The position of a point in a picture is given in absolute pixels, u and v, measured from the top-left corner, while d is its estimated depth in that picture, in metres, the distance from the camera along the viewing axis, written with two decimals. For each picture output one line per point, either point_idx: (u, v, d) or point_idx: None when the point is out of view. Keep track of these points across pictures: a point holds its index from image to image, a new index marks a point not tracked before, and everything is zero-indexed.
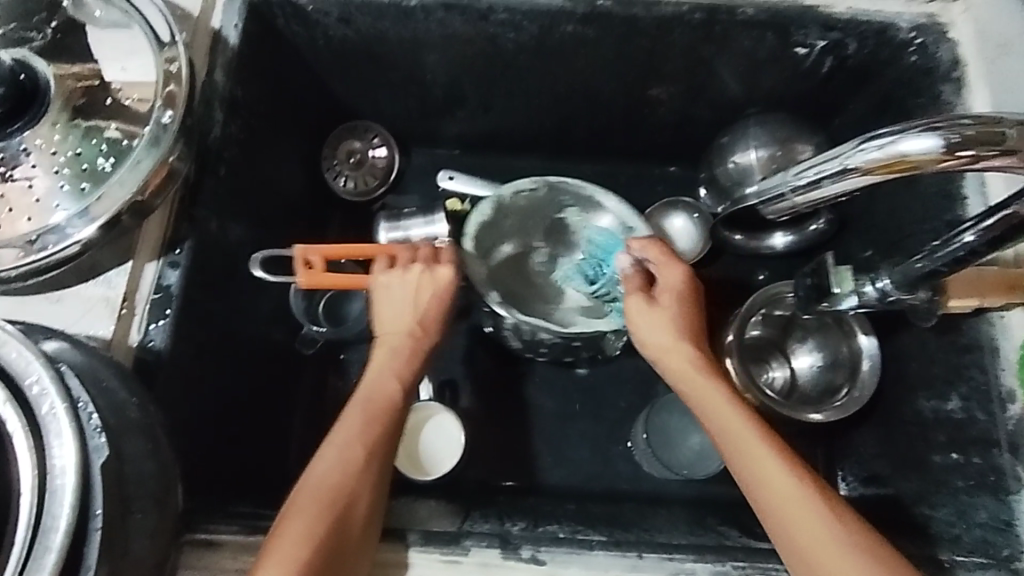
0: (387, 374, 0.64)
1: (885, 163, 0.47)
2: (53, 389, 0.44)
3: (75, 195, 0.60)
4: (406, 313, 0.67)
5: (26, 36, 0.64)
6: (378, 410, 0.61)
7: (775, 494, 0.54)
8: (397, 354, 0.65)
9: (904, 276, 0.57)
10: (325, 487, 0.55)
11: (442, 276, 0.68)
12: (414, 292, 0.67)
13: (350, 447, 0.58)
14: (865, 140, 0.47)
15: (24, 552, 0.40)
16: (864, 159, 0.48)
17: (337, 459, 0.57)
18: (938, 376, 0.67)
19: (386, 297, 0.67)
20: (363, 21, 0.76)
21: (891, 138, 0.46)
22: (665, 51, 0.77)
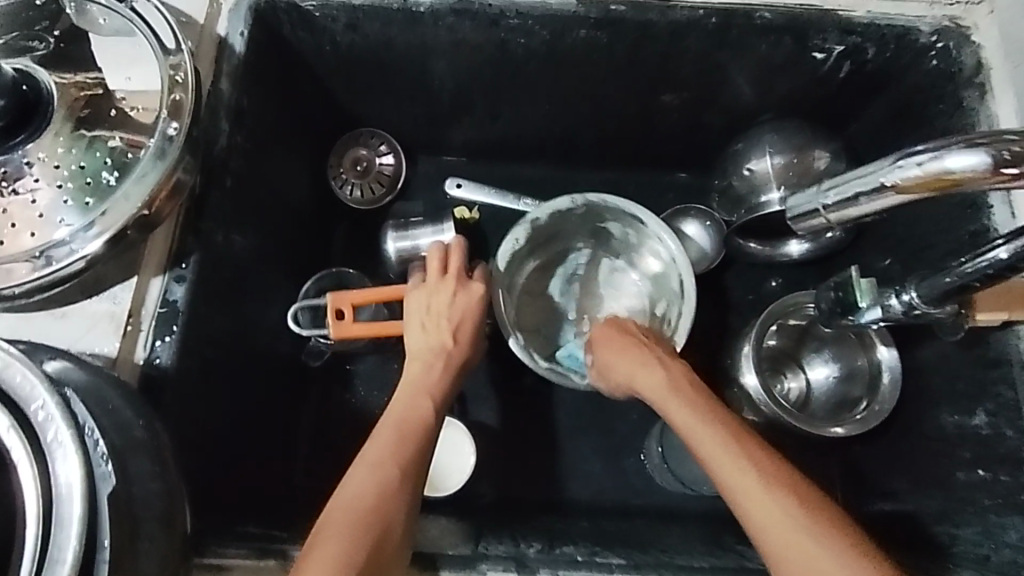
0: (418, 395, 0.65)
1: (926, 179, 0.45)
2: (57, 414, 0.43)
3: (79, 210, 0.58)
4: (441, 326, 0.70)
5: (28, 45, 0.62)
6: (411, 427, 0.61)
7: (766, 513, 0.50)
8: (431, 368, 0.68)
9: (932, 292, 0.55)
10: (361, 503, 0.54)
11: (474, 291, 0.73)
12: (449, 308, 0.72)
13: (385, 463, 0.57)
14: (903, 157, 0.45)
15: None
16: (903, 175, 0.45)
17: (370, 479, 0.56)
18: (962, 390, 0.66)
19: (422, 311, 0.71)
20: (371, 27, 0.74)
21: (933, 154, 0.44)
22: (679, 57, 0.75)
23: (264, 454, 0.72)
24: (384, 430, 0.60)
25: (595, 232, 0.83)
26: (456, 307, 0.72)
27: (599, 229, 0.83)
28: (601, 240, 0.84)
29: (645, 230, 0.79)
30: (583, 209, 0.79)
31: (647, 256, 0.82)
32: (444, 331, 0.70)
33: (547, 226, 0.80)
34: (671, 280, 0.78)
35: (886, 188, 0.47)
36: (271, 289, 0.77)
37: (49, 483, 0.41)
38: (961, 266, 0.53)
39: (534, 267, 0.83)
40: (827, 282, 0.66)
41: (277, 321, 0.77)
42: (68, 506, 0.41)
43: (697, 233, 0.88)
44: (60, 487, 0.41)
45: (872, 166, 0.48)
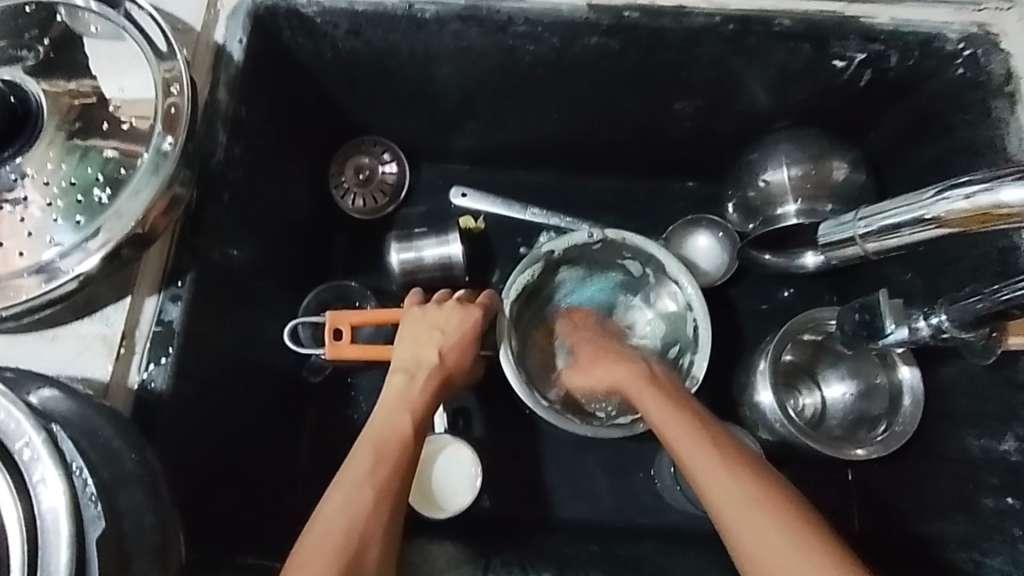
0: (399, 410, 0.62)
1: (970, 213, 0.44)
2: (43, 454, 0.41)
3: (70, 229, 0.56)
4: (428, 341, 0.68)
5: (16, 54, 0.59)
6: (388, 445, 0.58)
7: (723, 493, 0.53)
8: (413, 382, 0.65)
9: (963, 316, 0.53)
10: (334, 530, 0.52)
11: (472, 312, 0.71)
12: (439, 325, 0.69)
13: (360, 487, 0.54)
14: (948, 189, 0.45)
15: None
16: (947, 209, 0.46)
17: (344, 504, 0.53)
18: (990, 413, 0.63)
19: (412, 327, 0.69)
20: (374, 33, 0.71)
21: (981, 188, 0.43)
22: (694, 64, 0.73)
23: (262, 476, 0.70)
24: (360, 449, 0.58)
25: (609, 266, 0.82)
26: (448, 325, 0.70)
27: (614, 263, 0.81)
28: (612, 274, 0.83)
29: (664, 268, 0.78)
30: (599, 244, 0.78)
31: (663, 296, 0.80)
32: (430, 347, 0.68)
33: (560, 257, 0.79)
34: (686, 322, 0.77)
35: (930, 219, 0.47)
36: (270, 303, 0.74)
37: (37, 526, 0.39)
38: (999, 291, 0.50)
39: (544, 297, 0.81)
40: (853, 303, 0.64)
41: (275, 336, 0.75)
42: (54, 553, 0.39)
43: (708, 245, 0.86)
44: (47, 531, 0.39)
45: (921, 195, 0.48)
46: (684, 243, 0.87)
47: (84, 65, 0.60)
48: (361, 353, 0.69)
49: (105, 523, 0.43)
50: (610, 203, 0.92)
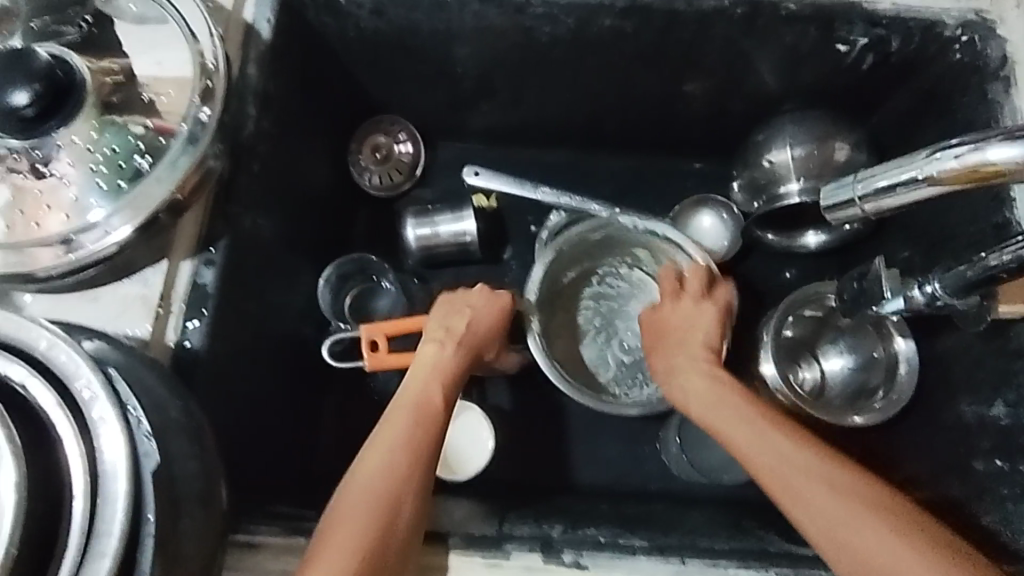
0: (432, 374, 0.66)
1: (962, 171, 0.46)
2: (101, 393, 0.44)
3: (111, 194, 0.59)
4: (460, 317, 0.72)
5: (59, 30, 0.62)
6: (426, 412, 0.61)
7: (800, 476, 0.56)
8: (444, 352, 0.68)
9: (954, 284, 0.56)
10: (381, 487, 0.54)
11: (500, 300, 0.75)
12: (470, 303, 0.73)
13: (404, 451, 0.57)
14: (938, 149, 0.47)
15: (78, 558, 0.40)
16: (938, 168, 0.47)
17: (386, 457, 0.56)
18: (983, 381, 0.66)
19: (445, 307, 0.73)
20: (396, 13, 0.74)
21: (972, 146, 0.45)
22: (704, 46, 0.76)
23: (289, 435, 0.73)
24: (399, 412, 0.60)
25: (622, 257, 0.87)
26: (477, 305, 0.73)
27: (628, 250, 0.86)
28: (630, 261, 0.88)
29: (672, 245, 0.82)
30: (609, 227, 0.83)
31: None
32: (463, 324, 0.71)
33: (574, 247, 0.84)
34: None
35: (921, 179, 0.49)
36: (294, 273, 0.78)
37: (97, 457, 0.42)
38: (987, 258, 0.53)
39: (568, 282, 0.86)
40: (852, 271, 0.67)
41: (300, 304, 0.78)
42: (114, 483, 0.42)
43: (714, 224, 0.89)
44: (105, 465, 0.42)
45: (911, 157, 0.49)
46: (690, 221, 0.90)
47: (117, 46, 0.64)
48: (398, 363, 0.72)
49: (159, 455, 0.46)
50: (621, 181, 0.95)
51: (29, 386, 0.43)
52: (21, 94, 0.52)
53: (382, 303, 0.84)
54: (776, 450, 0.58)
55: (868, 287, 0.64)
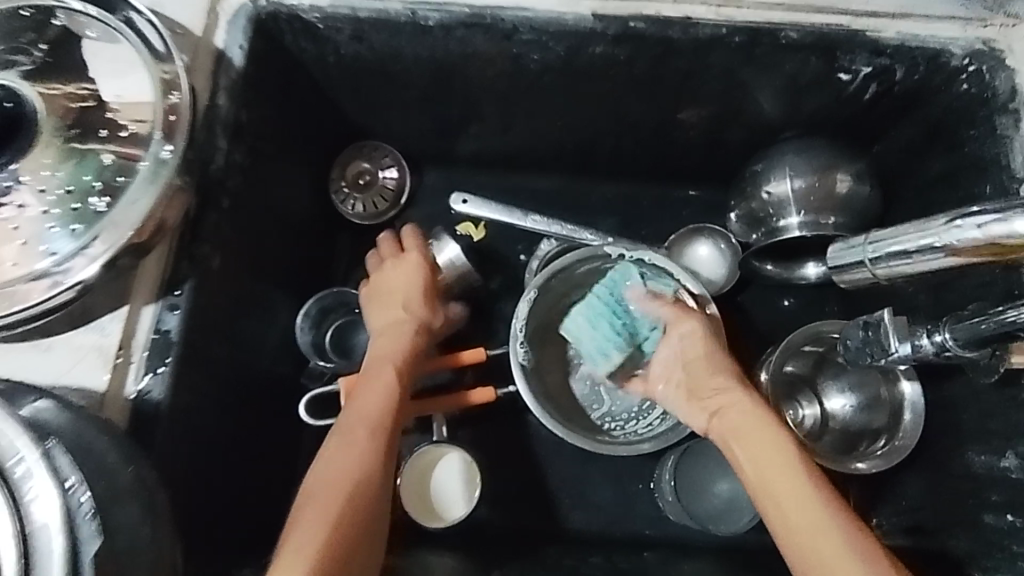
0: (381, 359, 0.69)
1: (985, 243, 0.45)
2: (37, 468, 0.40)
3: (66, 237, 0.55)
4: (390, 299, 0.76)
5: (13, 59, 0.59)
6: (370, 412, 0.64)
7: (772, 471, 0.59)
8: (384, 332, 0.73)
9: (971, 336, 0.52)
10: (342, 483, 0.58)
11: (410, 259, 0.78)
12: (390, 281, 0.77)
13: (356, 457, 0.60)
14: (961, 216, 0.46)
15: None
16: (960, 237, 0.46)
17: (342, 456, 0.60)
18: (992, 430, 0.63)
19: (373, 295, 0.77)
20: (377, 38, 0.71)
21: (996, 218, 0.44)
22: (700, 75, 0.72)
23: (261, 485, 0.69)
24: (354, 419, 0.63)
25: None
26: (396, 279, 0.77)
27: None
28: None
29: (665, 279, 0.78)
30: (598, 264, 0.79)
31: None
32: (391, 303, 0.76)
33: (559, 285, 0.80)
34: None
35: (941, 248, 0.47)
36: (270, 311, 0.74)
37: (32, 541, 0.39)
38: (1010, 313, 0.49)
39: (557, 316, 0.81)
40: (856, 320, 0.63)
41: (274, 343, 0.74)
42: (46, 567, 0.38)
43: (710, 255, 0.87)
44: (38, 548, 0.39)
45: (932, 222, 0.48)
46: (685, 251, 0.87)
47: (82, 67, 0.59)
48: None
49: (103, 540, 0.41)
50: (615, 209, 0.92)
51: None
52: None
53: (362, 339, 0.81)
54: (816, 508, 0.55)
55: (874, 335, 0.60)
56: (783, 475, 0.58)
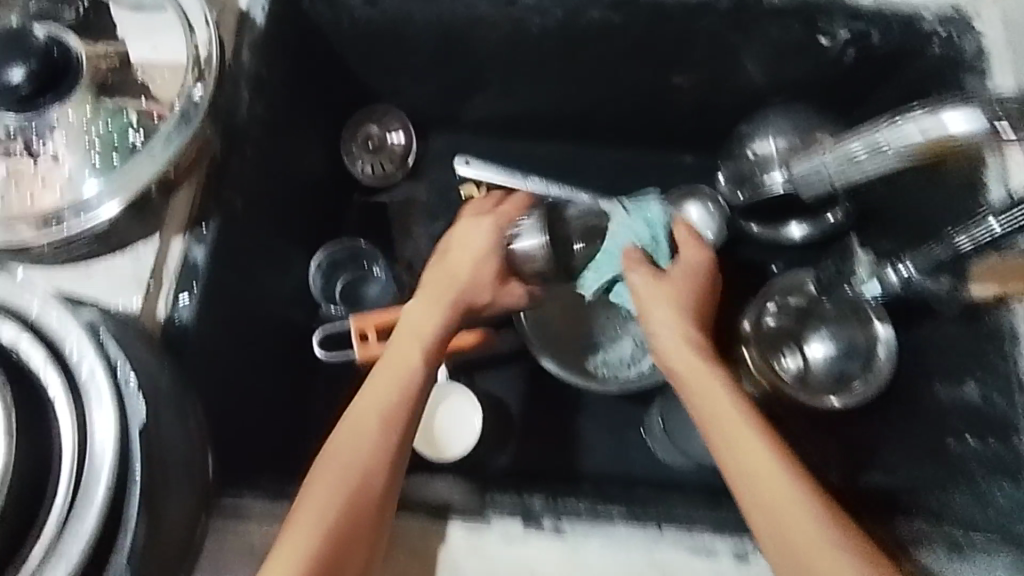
0: (410, 335, 0.64)
1: (922, 137, 0.50)
2: (89, 351, 0.46)
3: (104, 170, 0.60)
4: (448, 274, 0.69)
5: (58, 12, 0.64)
6: (377, 412, 0.58)
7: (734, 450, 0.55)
8: (429, 300, 0.67)
9: (926, 262, 0.58)
10: (350, 471, 0.55)
11: (486, 225, 0.71)
12: (451, 251, 0.71)
13: (356, 464, 0.55)
14: (899, 114, 0.51)
15: (68, 501, 0.43)
16: (899, 132, 0.51)
17: (353, 438, 0.56)
18: (956, 363, 0.68)
19: (436, 263, 0.70)
20: (390, 3, 0.76)
21: (928, 112, 0.49)
22: (691, 40, 0.78)
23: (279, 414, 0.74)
24: (364, 412, 0.58)
25: None
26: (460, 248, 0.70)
27: None
28: None
29: None
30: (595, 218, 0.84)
31: None
32: (445, 278, 0.68)
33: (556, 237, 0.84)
34: None
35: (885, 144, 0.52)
36: (288, 257, 0.79)
37: (87, 414, 0.45)
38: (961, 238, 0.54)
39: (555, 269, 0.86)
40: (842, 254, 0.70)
41: (291, 287, 0.80)
42: (102, 431, 0.45)
43: (701, 215, 0.90)
44: (92, 420, 0.45)
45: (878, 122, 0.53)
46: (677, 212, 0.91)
47: (111, 32, 0.65)
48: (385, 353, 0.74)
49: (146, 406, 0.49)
50: (611, 173, 0.97)
51: (19, 343, 0.45)
52: (19, 70, 0.54)
53: (372, 290, 0.87)
54: (802, 505, 0.52)
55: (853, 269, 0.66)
56: (766, 471, 0.54)
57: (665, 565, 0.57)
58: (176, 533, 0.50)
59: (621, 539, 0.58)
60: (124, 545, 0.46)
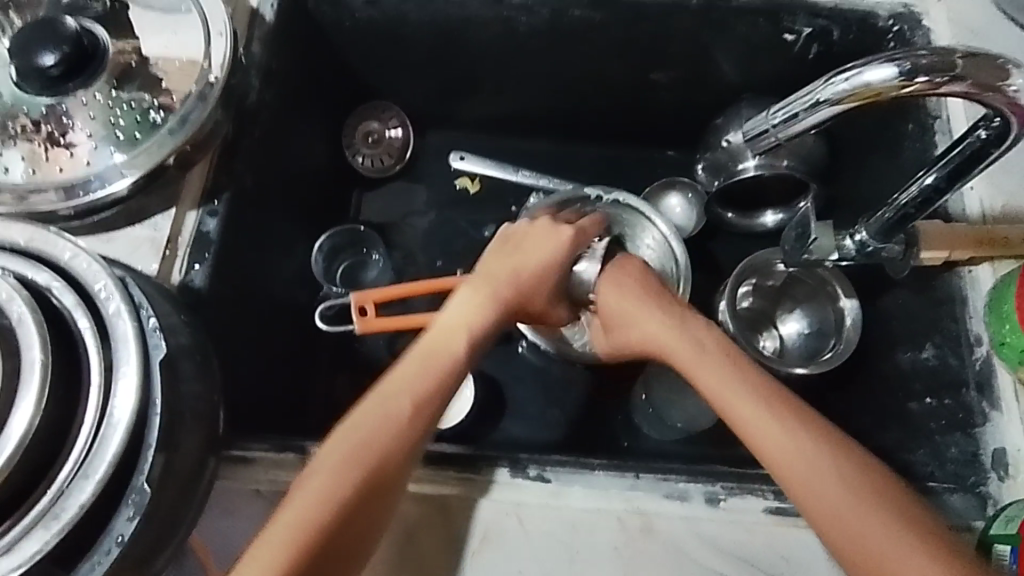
0: (459, 326, 0.63)
1: (857, 92, 0.48)
2: (115, 291, 0.51)
3: (128, 144, 0.66)
4: (508, 265, 0.69)
5: (84, 5, 0.69)
6: (401, 397, 0.57)
7: (782, 449, 0.53)
8: (480, 295, 0.66)
9: (879, 226, 0.63)
10: (363, 449, 0.54)
11: (563, 234, 0.71)
12: (521, 249, 0.71)
13: (371, 444, 0.54)
14: (832, 76, 0.48)
15: (94, 428, 0.47)
16: (832, 91, 0.49)
17: (377, 415, 0.55)
18: (916, 329, 0.73)
19: (498, 255, 0.70)
20: (388, 2, 0.83)
21: (855, 70, 0.48)
22: (667, 36, 0.84)
23: (281, 384, 0.78)
24: (387, 392, 0.57)
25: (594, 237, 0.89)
26: (530, 249, 0.70)
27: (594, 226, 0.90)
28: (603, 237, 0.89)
29: (635, 214, 0.86)
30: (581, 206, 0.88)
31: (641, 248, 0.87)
32: (506, 270, 0.68)
33: None
34: (667, 266, 0.84)
35: (823, 102, 0.50)
36: (291, 239, 0.84)
37: (112, 349, 0.50)
38: (912, 186, 0.59)
39: None
40: (793, 220, 0.72)
41: (293, 268, 0.85)
42: (127, 363, 0.49)
43: (681, 205, 0.96)
44: (119, 354, 0.49)
45: (808, 84, 0.51)
46: (660, 203, 0.97)
47: (129, 25, 0.70)
48: (385, 326, 0.77)
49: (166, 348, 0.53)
50: (597, 168, 1.03)
51: (51, 288, 0.50)
52: (50, 55, 0.62)
53: (370, 274, 0.93)
54: (856, 501, 0.50)
55: (811, 231, 0.68)
56: (821, 480, 0.51)
57: (641, 507, 0.61)
58: (186, 471, 0.54)
59: (600, 486, 0.61)
60: (142, 472, 0.50)
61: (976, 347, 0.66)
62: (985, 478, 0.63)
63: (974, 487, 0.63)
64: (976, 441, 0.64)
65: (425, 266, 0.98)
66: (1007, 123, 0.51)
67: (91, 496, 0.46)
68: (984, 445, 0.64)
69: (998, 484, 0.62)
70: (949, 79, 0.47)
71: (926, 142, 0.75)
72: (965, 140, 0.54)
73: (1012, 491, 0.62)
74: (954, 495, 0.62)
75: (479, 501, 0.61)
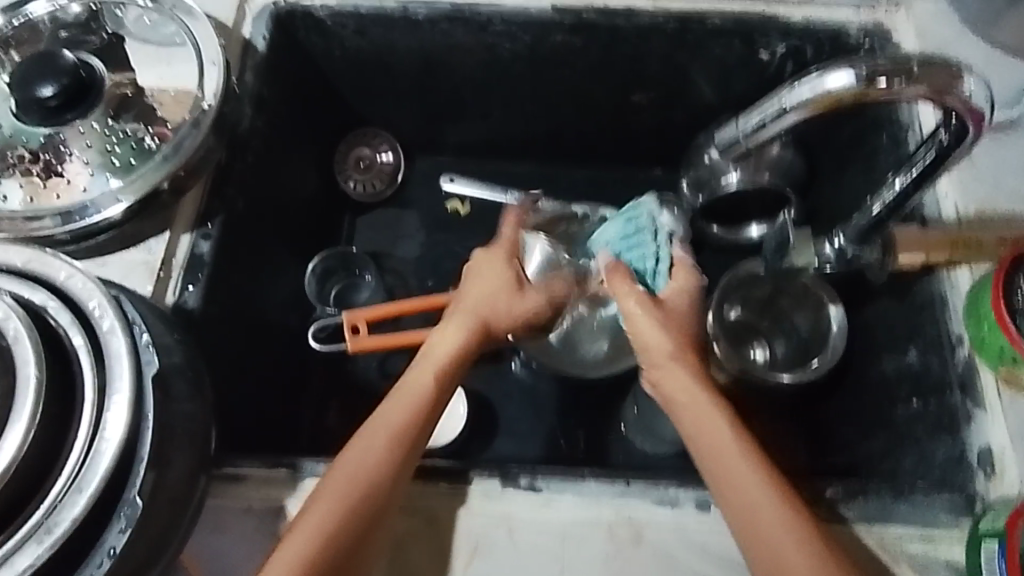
0: (429, 369, 0.60)
1: (817, 98, 0.51)
2: (110, 308, 0.52)
3: (124, 169, 0.68)
4: (475, 305, 0.63)
5: (84, 39, 0.72)
6: (391, 434, 0.56)
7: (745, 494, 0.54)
8: (450, 342, 0.62)
9: (853, 233, 0.67)
10: (361, 483, 0.54)
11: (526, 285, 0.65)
12: (488, 293, 0.64)
13: (365, 485, 0.54)
14: (793, 83, 0.51)
15: (88, 441, 0.48)
16: (794, 97, 0.52)
17: (369, 453, 0.55)
18: (899, 334, 0.74)
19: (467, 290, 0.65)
20: (376, 32, 0.85)
21: (815, 76, 0.51)
22: (646, 57, 0.87)
23: (272, 405, 0.79)
24: (377, 431, 0.57)
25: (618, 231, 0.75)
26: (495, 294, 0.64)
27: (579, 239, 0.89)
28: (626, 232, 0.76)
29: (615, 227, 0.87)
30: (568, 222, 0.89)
31: None
32: (475, 314, 0.63)
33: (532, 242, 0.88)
34: None
35: (786, 108, 0.52)
36: (283, 262, 0.86)
37: (106, 364, 0.51)
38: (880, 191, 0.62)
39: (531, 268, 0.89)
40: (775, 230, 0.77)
41: (286, 289, 0.86)
42: (119, 378, 0.50)
43: (667, 220, 0.96)
44: (112, 370, 0.50)
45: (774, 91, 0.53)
46: None
47: (126, 61, 0.73)
48: (378, 343, 0.77)
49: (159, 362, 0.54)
50: (584, 188, 1.05)
51: (47, 307, 0.52)
52: (48, 87, 0.64)
53: (362, 295, 0.94)
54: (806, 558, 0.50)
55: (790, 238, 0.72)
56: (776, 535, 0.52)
57: (631, 515, 0.61)
58: (177, 489, 0.55)
59: (590, 495, 0.61)
60: (135, 485, 0.51)
61: (959, 349, 0.67)
62: (972, 478, 0.63)
63: (962, 487, 0.63)
64: (961, 441, 0.65)
65: (416, 287, 0.99)
66: (963, 123, 0.53)
67: (84, 509, 0.47)
68: (971, 445, 0.64)
69: (985, 483, 0.62)
70: (906, 83, 0.50)
71: (900, 151, 0.77)
72: (930, 142, 0.57)
73: (999, 489, 0.62)
74: (942, 495, 0.62)
75: (469, 513, 0.61)
